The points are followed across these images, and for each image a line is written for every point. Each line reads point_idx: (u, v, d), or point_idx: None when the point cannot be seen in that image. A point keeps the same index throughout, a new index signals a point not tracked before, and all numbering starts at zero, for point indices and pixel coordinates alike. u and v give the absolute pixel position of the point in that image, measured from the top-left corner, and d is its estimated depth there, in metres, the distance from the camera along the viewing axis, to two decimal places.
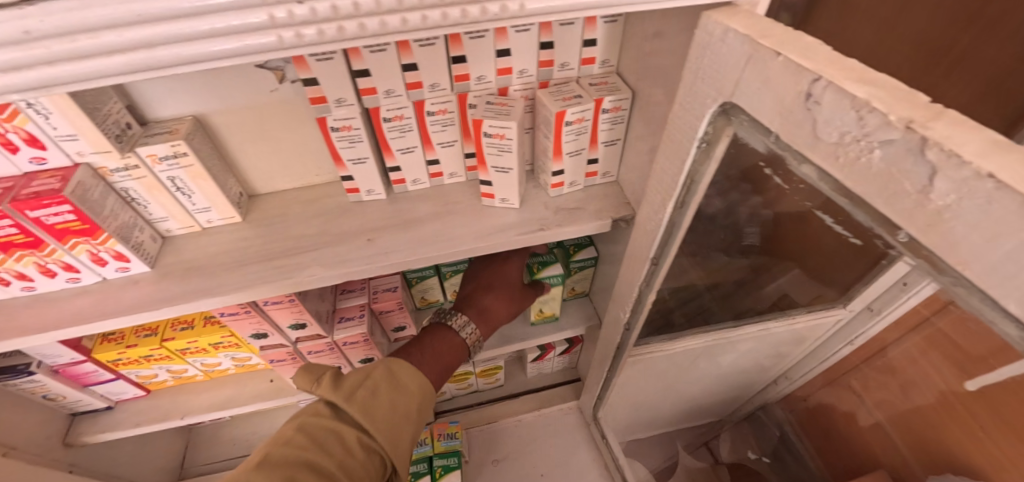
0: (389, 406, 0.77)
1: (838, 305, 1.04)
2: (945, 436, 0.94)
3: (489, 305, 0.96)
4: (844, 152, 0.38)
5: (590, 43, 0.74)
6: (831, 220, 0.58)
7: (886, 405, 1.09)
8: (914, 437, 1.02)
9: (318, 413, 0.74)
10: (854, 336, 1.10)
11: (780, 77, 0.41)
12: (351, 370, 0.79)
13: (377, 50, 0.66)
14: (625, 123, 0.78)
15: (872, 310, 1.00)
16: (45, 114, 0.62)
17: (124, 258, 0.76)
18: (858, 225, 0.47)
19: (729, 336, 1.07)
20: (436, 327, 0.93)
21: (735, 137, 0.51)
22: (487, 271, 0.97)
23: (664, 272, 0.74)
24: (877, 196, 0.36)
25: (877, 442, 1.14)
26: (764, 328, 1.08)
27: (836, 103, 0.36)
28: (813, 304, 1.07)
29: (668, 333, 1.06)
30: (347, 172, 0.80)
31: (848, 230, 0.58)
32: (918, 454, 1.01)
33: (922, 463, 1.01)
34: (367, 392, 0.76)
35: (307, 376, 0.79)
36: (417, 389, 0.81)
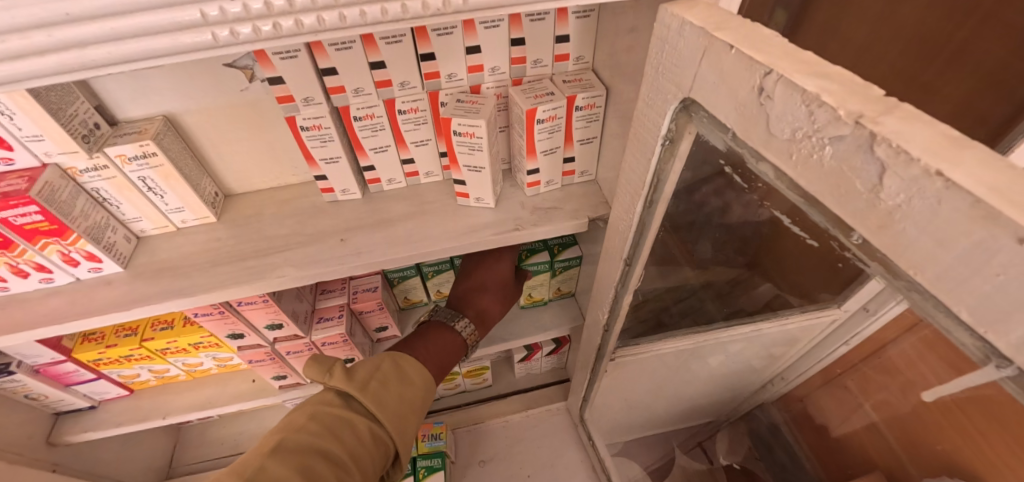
0: (399, 398, 0.76)
1: (832, 306, 0.97)
2: (940, 440, 0.91)
3: (483, 305, 0.98)
4: (797, 149, 0.36)
5: (563, 39, 0.72)
6: (789, 219, 0.57)
7: (879, 407, 1.05)
8: (909, 438, 0.99)
9: (331, 404, 0.73)
10: (850, 337, 1.07)
11: (734, 71, 0.39)
12: (361, 361, 0.78)
13: (343, 48, 0.65)
14: (600, 120, 0.77)
15: (868, 312, 0.90)
16: (10, 114, 0.61)
17: (96, 259, 0.75)
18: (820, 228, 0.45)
19: (719, 338, 1.04)
20: (436, 328, 0.91)
21: (697, 135, 0.50)
22: (481, 268, 0.98)
23: (638, 273, 0.72)
24: (830, 196, 0.35)
25: (872, 442, 1.11)
26: (756, 330, 1.04)
27: (788, 98, 0.35)
28: (807, 305, 1.01)
29: (661, 332, 1.04)
30: (320, 172, 0.79)
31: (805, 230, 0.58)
32: (914, 455, 0.98)
33: (918, 465, 0.98)
34: (379, 384, 0.75)
35: (316, 365, 0.77)
36: (424, 382, 0.81)
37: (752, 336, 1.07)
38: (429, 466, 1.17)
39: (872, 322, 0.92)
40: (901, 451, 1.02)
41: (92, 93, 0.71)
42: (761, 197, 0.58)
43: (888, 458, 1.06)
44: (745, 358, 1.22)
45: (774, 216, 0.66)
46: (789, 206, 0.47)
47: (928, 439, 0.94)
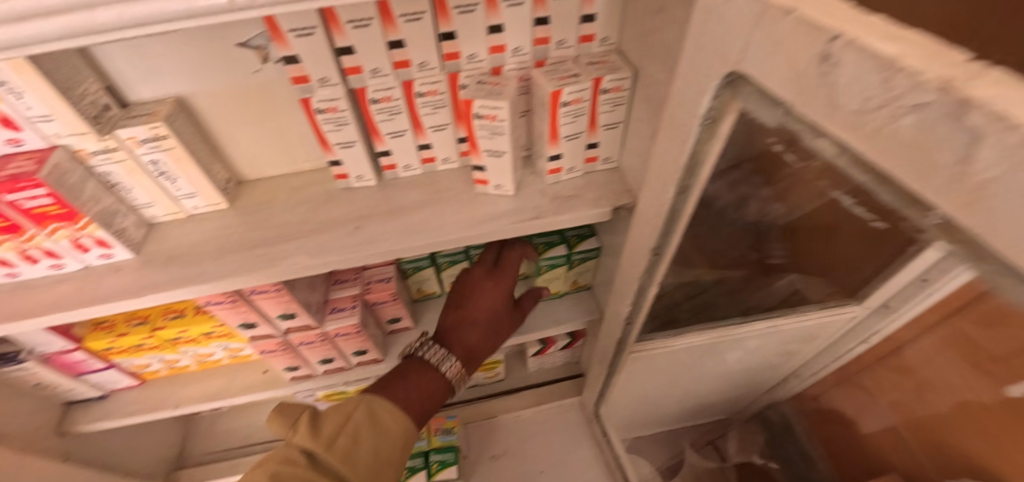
0: (368, 454, 0.73)
1: (851, 303, 1.00)
2: (961, 439, 0.92)
3: (470, 342, 0.89)
4: (869, 120, 0.33)
5: (589, 18, 0.69)
6: (852, 201, 0.52)
7: (899, 408, 1.07)
8: (928, 439, 1.00)
9: (293, 463, 0.71)
10: (870, 335, 1.05)
11: (794, 38, 0.36)
12: (330, 411, 0.77)
13: (360, 25, 0.62)
14: (627, 104, 0.74)
15: (888, 308, 0.96)
16: (18, 93, 0.59)
17: (106, 245, 0.73)
18: (882, 207, 0.42)
19: (734, 333, 1.02)
20: (413, 364, 0.84)
21: (743, 112, 0.47)
22: (471, 300, 0.91)
23: (667, 262, 0.70)
24: (907, 171, 0.32)
25: (889, 445, 1.12)
26: (773, 325, 1.03)
27: (859, 64, 0.32)
28: (825, 301, 1.00)
29: (673, 328, 1.01)
30: (335, 156, 0.77)
31: (875, 218, 0.53)
32: (934, 457, 1.00)
33: (939, 468, 0.99)
34: (346, 439, 0.73)
35: (285, 419, 0.78)
36: (402, 432, 0.77)
37: (769, 332, 1.05)
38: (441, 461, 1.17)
39: (893, 318, 0.97)
40: (920, 452, 1.03)
41: (101, 74, 0.69)
42: (808, 177, 0.54)
43: (906, 460, 1.08)
44: (762, 355, 1.18)
45: (833, 198, 0.59)
46: (845, 186, 0.44)
47: (947, 440, 0.96)
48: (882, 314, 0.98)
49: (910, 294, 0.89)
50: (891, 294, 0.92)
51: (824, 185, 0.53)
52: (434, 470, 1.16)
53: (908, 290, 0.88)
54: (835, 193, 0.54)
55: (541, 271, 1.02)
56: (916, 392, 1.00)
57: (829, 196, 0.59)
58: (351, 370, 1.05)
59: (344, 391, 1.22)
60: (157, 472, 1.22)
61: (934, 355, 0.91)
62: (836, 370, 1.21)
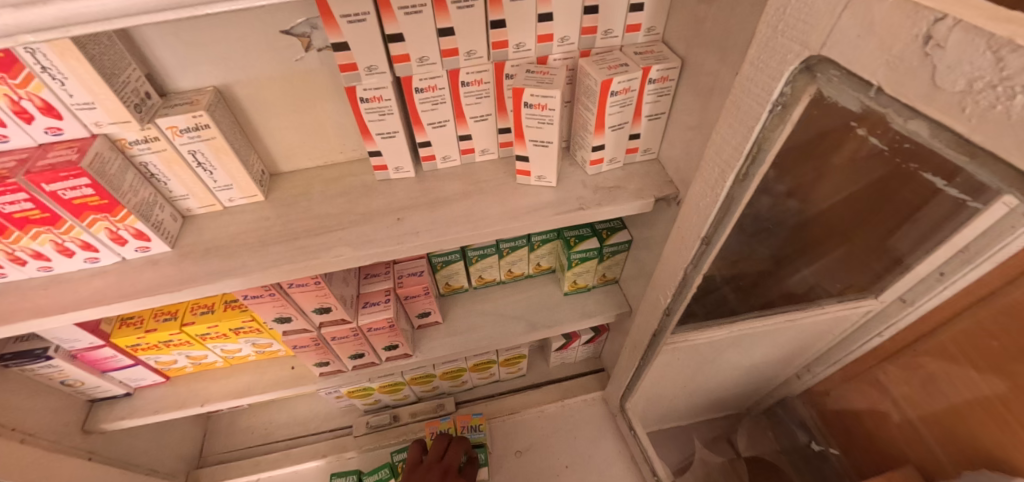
0: None
1: (867, 298, 0.98)
2: (980, 432, 0.93)
3: None
4: (971, 101, 0.33)
5: (636, 7, 0.69)
6: (943, 182, 0.54)
7: (910, 401, 1.08)
8: (946, 433, 1.01)
9: None
10: (884, 328, 1.04)
11: (890, 21, 0.36)
12: None
13: (412, 12, 0.61)
14: (671, 95, 0.74)
15: (903, 302, 0.96)
16: (60, 79, 0.57)
17: (144, 237, 0.72)
18: (974, 180, 0.42)
19: (754, 327, 1.00)
20: None
21: (818, 96, 0.47)
22: None
23: (715, 252, 0.70)
24: (1013, 150, 0.32)
25: (901, 439, 1.13)
26: (793, 319, 1.01)
27: (966, 45, 0.32)
28: (844, 294, 0.99)
29: (692, 323, 0.98)
30: (375, 147, 0.75)
31: (961, 192, 0.55)
32: (948, 449, 1.01)
33: (953, 459, 1.01)
34: None
35: None
36: None
37: (789, 326, 1.03)
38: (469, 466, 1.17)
39: (906, 313, 0.98)
40: (937, 447, 1.04)
41: (142, 62, 0.67)
42: (892, 155, 0.55)
43: (919, 453, 1.09)
44: (783, 348, 1.17)
45: (909, 172, 0.59)
46: (932, 160, 0.44)
47: (965, 433, 0.96)
48: (898, 307, 0.97)
49: (928, 288, 0.89)
50: (906, 287, 0.91)
51: (912, 164, 0.53)
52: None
53: (923, 284, 0.89)
54: (921, 174, 0.56)
55: (571, 265, 1.01)
56: (933, 386, 1.01)
57: (905, 169, 0.59)
58: (380, 365, 1.05)
59: (369, 387, 1.21)
60: (178, 471, 1.19)
61: (951, 347, 0.94)
62: (843, 367, 1.23)
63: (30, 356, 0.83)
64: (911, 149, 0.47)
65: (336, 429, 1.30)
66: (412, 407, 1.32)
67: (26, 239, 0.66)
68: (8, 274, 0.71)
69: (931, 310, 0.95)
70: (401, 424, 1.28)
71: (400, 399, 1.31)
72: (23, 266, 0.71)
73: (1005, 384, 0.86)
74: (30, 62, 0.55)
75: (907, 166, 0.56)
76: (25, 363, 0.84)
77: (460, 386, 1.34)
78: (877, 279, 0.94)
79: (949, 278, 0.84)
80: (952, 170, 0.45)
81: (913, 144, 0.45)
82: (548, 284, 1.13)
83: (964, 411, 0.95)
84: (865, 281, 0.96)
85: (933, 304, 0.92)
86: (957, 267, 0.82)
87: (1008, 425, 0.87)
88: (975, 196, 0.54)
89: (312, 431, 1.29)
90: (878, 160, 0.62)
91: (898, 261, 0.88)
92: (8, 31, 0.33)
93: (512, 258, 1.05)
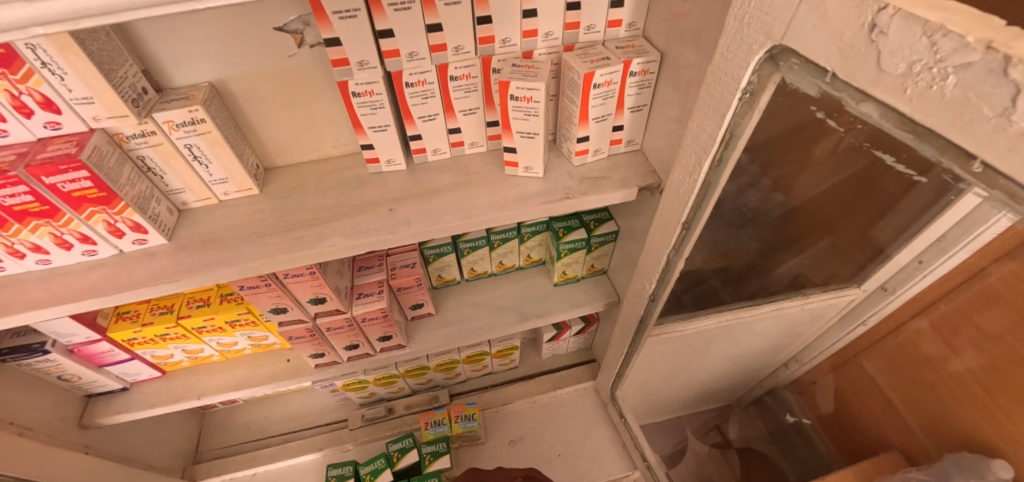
0: None
1: (851, 286, 1.03)
2: (961, 416, 0.97)
3: None
4: (912, 82, 0.36)
5: (617, 4, 0.72)
6: (891, 160, 0.56)
7: (893, 387, 1.12)
8: (927, 418, 1.05)
9: None
10: (867, 316, 1.08)
11: (840, 10, 0.39)
12: None
13: (402, 8, 0.64)
14: (652, 87, 0.77)
15: (885, 290, 1.00)
16: (60, 74, 0.59)
17: (141, 230, 0.74)
18: (925, 159, 0.45)
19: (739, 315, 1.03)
20: None
21: (782, 84, 0.50)
22: None
23: (695, 237, 0.73)
24: (949, 126, 0.35)
25: (885, 424, 1.17)
26: (776, 307, 1.04)
27: (904, 31, 0.35)
28: (828, 283, 1.03)
29: (680, 312, 1.01)
30: (367, 140, 0.78)
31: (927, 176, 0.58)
32: (930, 432, 1.05)
33: (935, 441, 1.05)
34: None
35: None
36: None
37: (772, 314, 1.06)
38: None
39: (889, 302, 1.01)
40: (921, 433, 1.07)
41: (139, 57, 0.69)
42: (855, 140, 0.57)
43: (903, 436, 1.13)
44: (768, 336, 1.20)
45: (875, 157, 0.62)
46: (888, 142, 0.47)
47: (946, 417, 1.00)
48: (881, 296, 1.02)
49: (909, 275, 0.94)
50: (891, 274, 0.96)
51: (868, 146, 0.56)
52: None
53: (905, 272, 0.94)
54: (876, 154, 0.59)
55: (560, 255, 1.03)
56: (915, 373, 1.05)
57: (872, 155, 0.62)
58: (375, 356, 1.07)
59: (364, 380, 1.23)
60: (174, 467, 1.20)
61: (931, 334, 0.98)
62: (828, 356, 1.26)
63: (28, 350, 0.85)
64: (870, 132, 0.50)
65: (332, 423, 1.31)
66: (407, 399, 1.34)
67: (25, 231, 0.68)
68: (7, 267, 0.73)
69: (911, 298, 0.98)
70: (396, 416, 1.31)
71: (395, 393, 1.33)
72: (22, 260, 0.72)
73: (982, 366, 0.90)
74: (31, 57, 0.57)
75: (864, 147, 0.59)
76: (22, 357, 0.85)
77: (454, 379, 1.36)
78: (855, 266, 0.98)
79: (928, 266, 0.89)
80: (908, 152, 0.48)
81: (869, 127, 0.48)
82: (539, 276, 1.16)
83: (944, 394, 0.99)
84: (846, 270, 1.00)
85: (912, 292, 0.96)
86: (935, 255, 0.87)
87: (989, 409, 0.91)
88: (935, 180, 0.57)
89: (308, 425, 1.31)
90: (846, 148, 0.66)
91: (871, 247, 0.92)
92: (22, 24, 0.36)
93: (502, 251, 1.08)
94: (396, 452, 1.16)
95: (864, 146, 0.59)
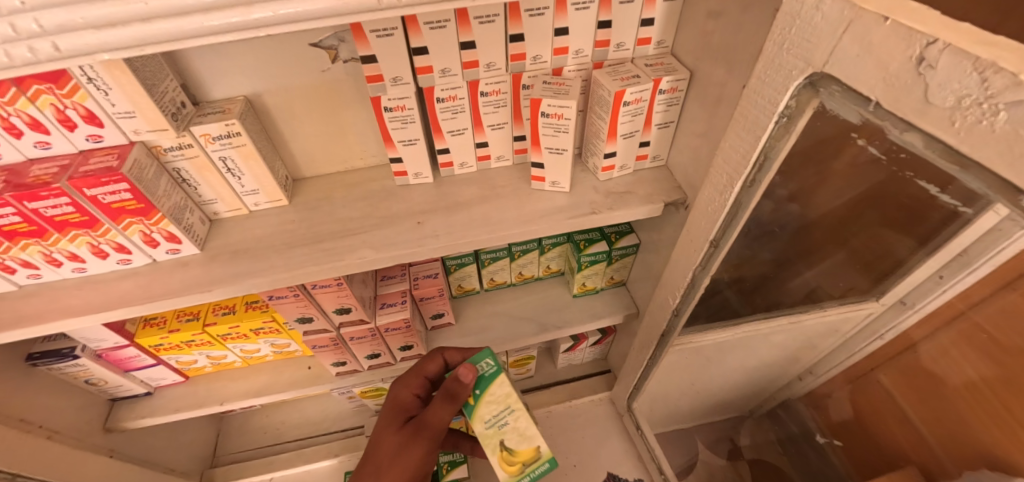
0: None
1: (870, 300, 1.02)
2: (980, 434, 0.96)
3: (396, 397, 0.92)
4: (961, 116, 0.36)
5: (647, 22, 0.72)
6: (937, 190, 0.57)
7: (915, 403, 1.10)
8: (947, 433, 1.03)
9: None
10: (886, 330, 1.07)
11: (886, 42, 0.39)
12: None
13: (437, 27, 0.65)
14: (680, 105, 0.77)
15: (904, 304, 0.99)
16: (105, 89, 0.61)
17: (175, 240, 0.75)
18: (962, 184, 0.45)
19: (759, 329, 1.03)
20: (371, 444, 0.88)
21: (821, 109, 0.50)
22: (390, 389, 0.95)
23: (724, 254, 0.74)
24: (998, 159, 0.35)
25: (903, 439, 1.15)
26: (796, 321, 1.04)
27: (955, 66, 0.35)
28: (846, 296, 1.03)
29: (700, 324, 1.01)
30: (396, 153, 0.79)
31: (955, 199, 0.58)
32: (949, 448, 1.04)
33: (954, 457, 1.03)
34: None
35: None
36: None
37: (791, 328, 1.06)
38: (494, 413, 0.81)
39: (907, 316, 1.01)
40: (939, 448, 1.06)
41: (178, 72, 0.70)
42: (889, 164, 0.58)
43: (919, 451, 1.11)
44: (787, 350, 1.20)
45: (906, 181, 0.62)
46: (926, 168, 0.47)
47: (965, 432, 0.99)
48: (899, 310, 1.01)
49: (929, 290, 0.92)
50: (910, 289, 0.95)
51: (907, 173, 0.56)
52: (535, 454, 0.82)
53: (924, 286, 0.92)
54: (914, 181, 0.59)
55: (580, 267, 1.04)
56: (934, 388, 1.04)
57: (901, 176, 0.62)
58: (394, 365, 1.08)
59: (381, 388, 1.23)
60: (193, 470, 1.21)
61: (949, 347, 0.97)
62: (844, 369, 1.25)
63: (59, 355, 0.86)
64: (907, 159, 0.50)
65: (348, 429, 1.32)
66: None
67: (64, 241, 0.69)
68: (43, 275, 0.74)
69: (931, 313, 0.97)
70: None
71: None
72: (59, 268, 0.74)
73: (1001, 380, 0.88)
74: (78, 74, 0.59)
75: (902, 174, 0.59)
76: (53, 362, 0.87)
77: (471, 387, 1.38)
78: (878, 282, 0.97)
79: (948, 281, 0.87)
80: (947, 179, 0.48)
81: (908, 155, 0.48)
82: (558, 287, 1.16)
83: (966, 408, 0.98)
84: (867, 284, 0.99)
85: (932, 306, 0.95)
86: (955, 271, 0.84)
87: (1009, 427, 0.90)
88: (967, 203, 0.57)
89: (325, 431, 1.32)
90: (876, 167, 0.66)
91: (892, 262, 0.92)
92: (90, 50, 0.37)
93: (522, 261, 1.08)
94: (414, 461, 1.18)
95: (897, 170, 0.59)
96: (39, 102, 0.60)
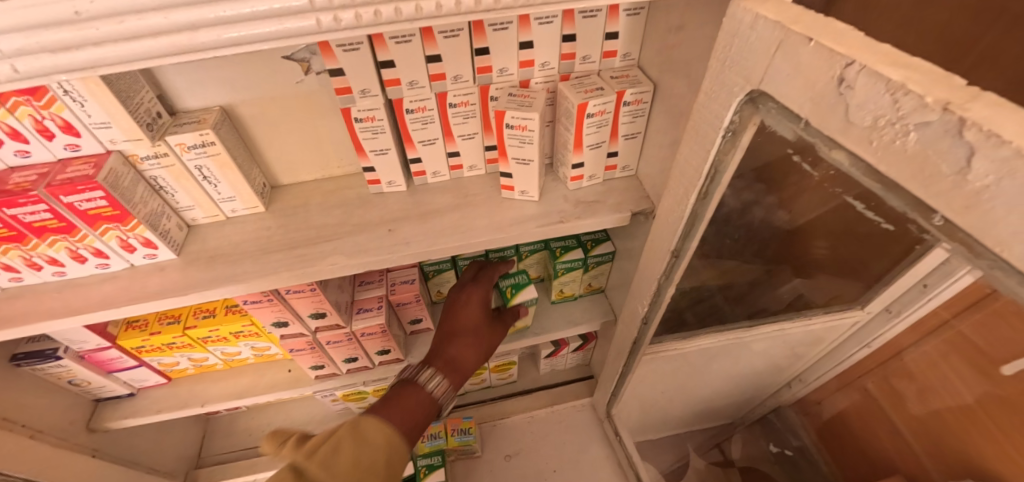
0: None
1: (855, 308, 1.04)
2: (968, 446, 0.95)
3: (470, 316, 0.92)
4: (877, 136, 0.37)
5: (612, 36, 0.74)
6: (864, 207, 0.58)
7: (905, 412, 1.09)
8: (934, 444, 1.03)
9: None
10: (873, 337, 1.08)
11: (812, 61, 0.40)
12: None
13: (402, 41, 0.67)
14: (645, 116, 0.79)
15: (889, 313, 1.00)
16: (80, 101, 0.63)
17: (152, 245, 0.77)
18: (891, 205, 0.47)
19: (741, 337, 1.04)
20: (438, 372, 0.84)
21: (762, 125, 0.52)
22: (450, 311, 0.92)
23: (686, 264, 0.75)
24: (912, 178, 0.36)
25: (893, 449, 1.15)
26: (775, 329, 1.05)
27: (869, 87, 0.36)
28: (829, 305, 1.03)
29: (680, 332, 1.02)
30: (369, 163, 0.81)
31: (881, 218, 0.58)
32: (937, 459, 1.03)
33: (940, 468, 1.03)
34: None
35: None
36: None
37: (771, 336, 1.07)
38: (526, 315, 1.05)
39: (894, 324, 1.02)
40: (926, 458, 1.06)
41: (155, 83, 0.73)
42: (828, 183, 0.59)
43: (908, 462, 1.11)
44: (766, 358, 1.20)
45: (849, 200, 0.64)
46: (857, 187, 0.49)
47: (954, 444, 0.98)
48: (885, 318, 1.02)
49: (913, 298, 0.92)
50: (893, 298, 0.96)
51: (841, 191, 0.58)
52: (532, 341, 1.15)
53: (909, 294, 0.92)
54: (847, 199, 0.61)
55: (557, 274, 1.05)
56: (923, 399, 1.04)
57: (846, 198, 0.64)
58: (374, 369, 1.10)
59: (362, 391, 1.25)
60: (177, 471, 1.23)
61: (940, 360, 0.96)
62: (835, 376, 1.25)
63: (41, 356, 0.88)
64: (842, 177, 0.51)
65: None
66: None
67: (43, 246, 0.71)
68: (24, 278, 0.76)
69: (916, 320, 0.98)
70: None
71: None
72: (39, 272, 0.76)
73: (992, 397, 0.87)
74: (54, 86, 0.61)
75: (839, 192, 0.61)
76: (36, 363, 0.89)
77: None
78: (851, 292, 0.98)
79: (933, 290, 0.87)
80: (878, 199, 0.49)
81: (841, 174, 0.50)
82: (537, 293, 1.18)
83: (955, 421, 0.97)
84: (840, 294, 1.00)
85: (916, 315, 0.97)
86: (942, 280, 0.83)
87: (999, 442, 0.89)
88: (896, 225, 0.57)
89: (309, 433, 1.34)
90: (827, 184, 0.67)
91: (862, 273, 0.92)
92: (47, 72, 0.39)
93: None
94: (424, 467, 1.19)
95: (833, 189, 0.61)
96: (18, 113, 0.63)
